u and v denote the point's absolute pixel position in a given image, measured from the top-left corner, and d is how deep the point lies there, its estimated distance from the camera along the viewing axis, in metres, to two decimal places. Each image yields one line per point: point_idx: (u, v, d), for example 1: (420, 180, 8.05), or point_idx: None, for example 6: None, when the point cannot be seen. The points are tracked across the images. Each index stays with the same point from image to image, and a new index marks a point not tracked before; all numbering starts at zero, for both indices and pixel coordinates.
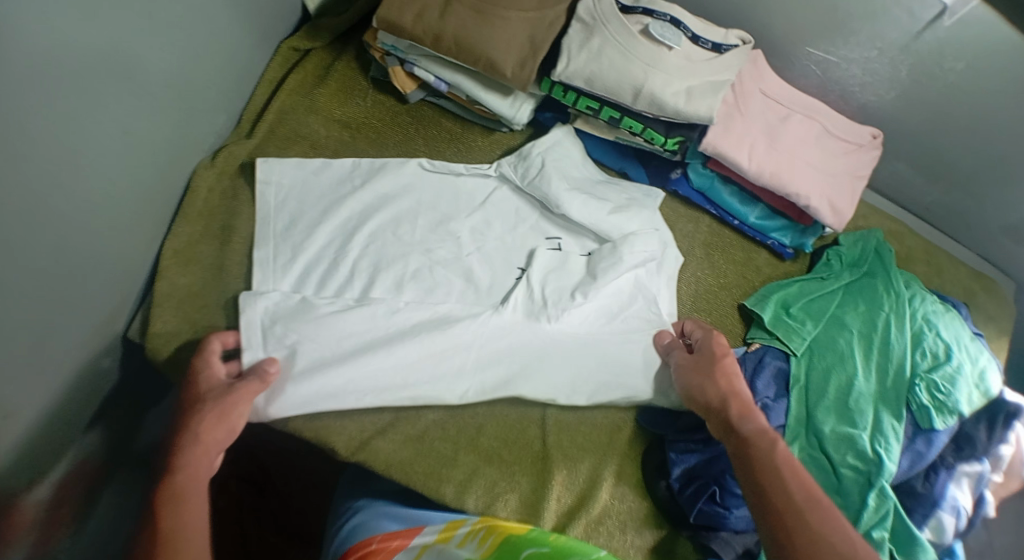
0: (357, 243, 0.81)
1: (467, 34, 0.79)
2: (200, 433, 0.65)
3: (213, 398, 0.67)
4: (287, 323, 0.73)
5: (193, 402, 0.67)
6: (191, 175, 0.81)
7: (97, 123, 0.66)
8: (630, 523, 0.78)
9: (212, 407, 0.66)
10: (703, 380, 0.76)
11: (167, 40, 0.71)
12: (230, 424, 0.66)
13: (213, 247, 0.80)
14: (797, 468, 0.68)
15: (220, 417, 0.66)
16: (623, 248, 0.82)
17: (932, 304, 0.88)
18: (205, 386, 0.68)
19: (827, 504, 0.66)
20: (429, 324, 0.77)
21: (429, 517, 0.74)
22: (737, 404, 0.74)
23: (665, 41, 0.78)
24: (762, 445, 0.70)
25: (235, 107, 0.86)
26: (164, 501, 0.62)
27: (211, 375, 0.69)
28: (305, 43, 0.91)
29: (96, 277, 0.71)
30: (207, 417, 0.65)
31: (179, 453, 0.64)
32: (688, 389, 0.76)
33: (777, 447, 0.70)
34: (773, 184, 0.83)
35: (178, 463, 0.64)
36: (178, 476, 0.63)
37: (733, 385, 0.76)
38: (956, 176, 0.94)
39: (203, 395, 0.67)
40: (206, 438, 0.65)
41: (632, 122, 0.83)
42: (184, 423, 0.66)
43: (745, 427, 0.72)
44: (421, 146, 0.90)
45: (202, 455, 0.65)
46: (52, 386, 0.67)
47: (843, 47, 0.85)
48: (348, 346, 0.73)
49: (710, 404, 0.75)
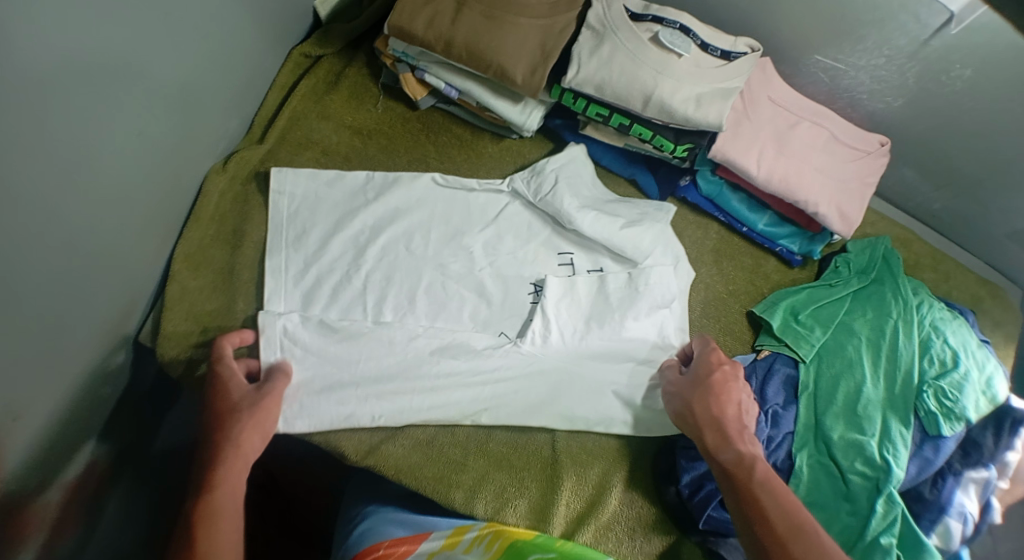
0: (370, 258, 0.81)
1: (478, 40, 0.79)
2: (240, 440, 0.67)
3: (248, 407, 0.69)
4: (309, 347, 0.75)
5: (224, 410, 0.68)
6: (202, 180, 0.81)
7: (111, 127, 0.66)
8: (638, 528, 0.78)
9: (247, 416, 0.68)
10: (685, 408, 0.75)
11: (180, 44, 0.72)
12: (264, 430, 0.69)
13: (224, 251, 0.80)
14: (773, 504, 0.67)
15: (256, 425, 0.68)
16: (640, 284, 0.83)
17: (939, 311, 0.88)
18: (234, 393, 0.70)
19: (803, 542, 0.65)
20: (448, 350, 0.78)
21: (432, 524, 0.73)
22: (713, 433, 0.73)
23: (674, 48, 0.78)
24: (737, 481, 0.70)
25: (247, 112, 0.86)
26: (200, 521, 0.62)
27: (235, 380, 0.70)
28: (316, 49, 0.91)
29: (108, 280, 0.71)
30: (246, 426, 0.68)
31: (215, 467, 0.65)
32: (677, 411, 0.76)
33: (752, 480, 0.69)
34: (782, 191, 0.84)
35: (215, 477, 0.65)
36: (217, 492, 0.64)
37: (711, 410, 0.74)
38: (964, 183, 0.94)
39: (236, 404, 0.69)
40: (244, 449, 0.67)
41: (642, 128, 0.83)
42: (218, 433, 0.67)
43: (721, 459, 0.71)
44: (431, 154, 0.90)
45: (239, 468, 0.66)
46: (65, 388, 0.68)
47: (852, 54, 0.86)
48: (362, 371, 0.76)
49: (691, 428, 0.74)
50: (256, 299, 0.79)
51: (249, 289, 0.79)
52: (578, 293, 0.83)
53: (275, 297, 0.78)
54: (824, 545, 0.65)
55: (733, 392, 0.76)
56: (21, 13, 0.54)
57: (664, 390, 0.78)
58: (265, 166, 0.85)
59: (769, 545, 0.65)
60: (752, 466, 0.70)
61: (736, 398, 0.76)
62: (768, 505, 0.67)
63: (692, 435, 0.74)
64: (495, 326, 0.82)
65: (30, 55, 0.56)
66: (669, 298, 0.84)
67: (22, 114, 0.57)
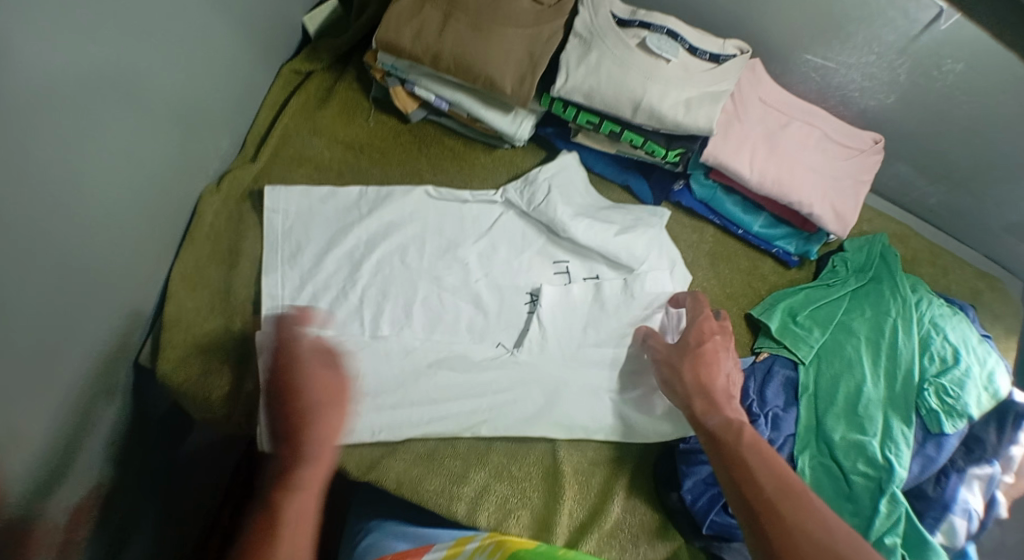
0: (365, 272, 0.82)
1: (466, 52, 0.79)
2: (316, 442, 0.65)
3: (332, 397, 0.67)
4: None
5: (304, 402, 0.67)
6: (196, 201, 0.81)
7: (103, 151, 0.67)
8: (642, 535, 0.78)
9: (334, 408, 0.67)
10: (674, 372, 0.75)
11: (169, 65, 0.72)
12: (341, 423, 0.68)
13: (220, 271, 0.80)
14: (761, 461, 0.64)
15: (332, 421, 0.67)
16: (635, 293, 0.83)
17: (938, 307, 0.88)
18: (319, 380, 0.68)
19: (793, 498, 0.61)
20: (446, 362, 0.79)
21: (438, 534, 0.75)
22: (702, 399, 0.72)
23: (662, 52, 0.79)
24: (724, 443, 0.67)
25: (237, 131, 0.86)
26: (274, 531, 0.62)
27: (318, 364, 0.69)
28: (306, 65, 0.92)
29: (105, 303, 0.71)
30: (329, 420, 0.66)
31: (293, 474, 0.64)
32: (663, 379, 0.76)
33: (739, 442, 0.67)
34: (775, 192, 0.83)
35: (295, 481, 0.64)
36: (299, 494, 0.64)
37: (699, 377, 0.73)
38: (961, 177, 0.94)
39: (323, 394, 0.67)
40: (327, 450, 0.66)
41: (633, 135, 0.83)
42: (307, 427, 0.66)
43: (707, 424, 0.70)
44: (422, 165, 0.90)
45: (318, 468, 0.65)
46: (69, 412, 0.67)
47: (842, 52, 0.85)
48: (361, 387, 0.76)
49: (678, 396, 0.74)
50: (252, 317, 0.79)
51: (246, 308, 0.79)
52: (572, 301, 0.83)
53: (272, 314, 0.78)
54: (817, 506, 0.60)
55: (722, 362, 0.75)
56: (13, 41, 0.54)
57: (652, 357, 0.78)
58: (258, 184, 0.85)
59: (758, 502, 0.61)
60: (740, 429, 0.68)
61: (725, 367, 0.75)
62: (756, 467, 0.64)
63: (680, 399, 0.73)
64: (490, 336, 0.82)
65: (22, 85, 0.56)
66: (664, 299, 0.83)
67: (16, 143, 0.57)
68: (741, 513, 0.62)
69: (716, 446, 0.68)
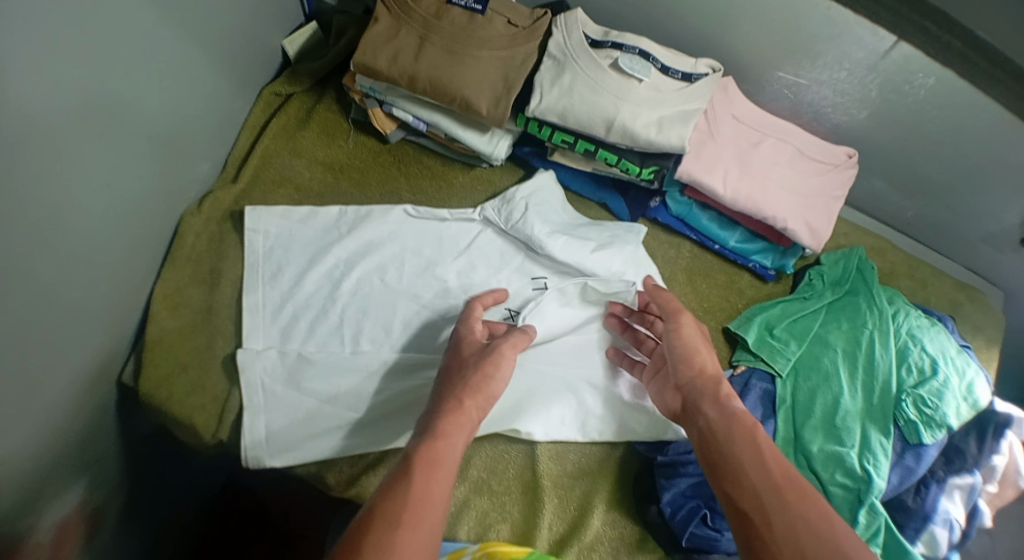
0: (344, 293, 0.83)
1: (442, 75, 0.81)
2: (471, 403, 0.66)
3: (478, 356, 0.71)
4: (288, 382, 0.77)
5: (458, 365, 0.71)
6: (178, 222, 0.82)
7: (81, 179, 0.67)
8: (622, 548, 0.78)
9: (482, 362, 0.70)
10: (694, 351, 0.73)
11: (146, 95, 0.73)
12: (489, 393, 0.69)
13: (201, 291, 0.81)
14: (771, 452, 0.63)
15: (483, 384, 0.68)
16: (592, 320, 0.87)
17: (916, 319, 0.89)
18: (468, 349, 0.73)
19: (803, 493, 0.60)
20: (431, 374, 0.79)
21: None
22: (727, 386, 0.71)
23: (634, 73, 0.80)
24: (742, 425, 0.66)
25: (218, 154, 0.88)
26: (422, 463, 0.59)
27: (473, 338, 0.75)
28: (286, 88, 0.93)
29: (87, 328, 0.72)
30: (490, 375, 0.69)
31: (446, 419, 0.64)
32: (678, 352, 0.74)
33: (756, 429, 0.65)
34: (749, 207, 0.85)
35: (445, 427, 0.63)
36: (440, 439, 0.62)
37: (718, 366, 0.73)
38: (935, 189, 0.95)
39: (472, 351, 0.72)
40: (470, 407, 0.66)
41: (607, 154, 0.84)
42: (466, 381, 0.68)
43: (730, 405, 0.68)
44: (402, 185, 0.92)
45: (467, 428, 0.65)
46: (51, 435, 0.68)
47: (812, 70, 0.86)
48: (343, 404, 0.77)
49: (696, 374, 0.72)
50: (234, 336, 0.80)
51: (227, 328, 0.80)
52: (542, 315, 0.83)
53: (253, 333, 0.79)
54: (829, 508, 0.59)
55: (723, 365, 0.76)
56: None
57: (677, 328, 0.75)
58: (239, 206, 0.86)
59: (766, 490, 0.60)
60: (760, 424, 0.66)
61: None
62: (768, 455, 0.63)
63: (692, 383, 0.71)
64: None
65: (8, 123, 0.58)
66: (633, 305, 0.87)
67: None
68: (743, 501, 0.60)
69: (733, 425, 0.66)
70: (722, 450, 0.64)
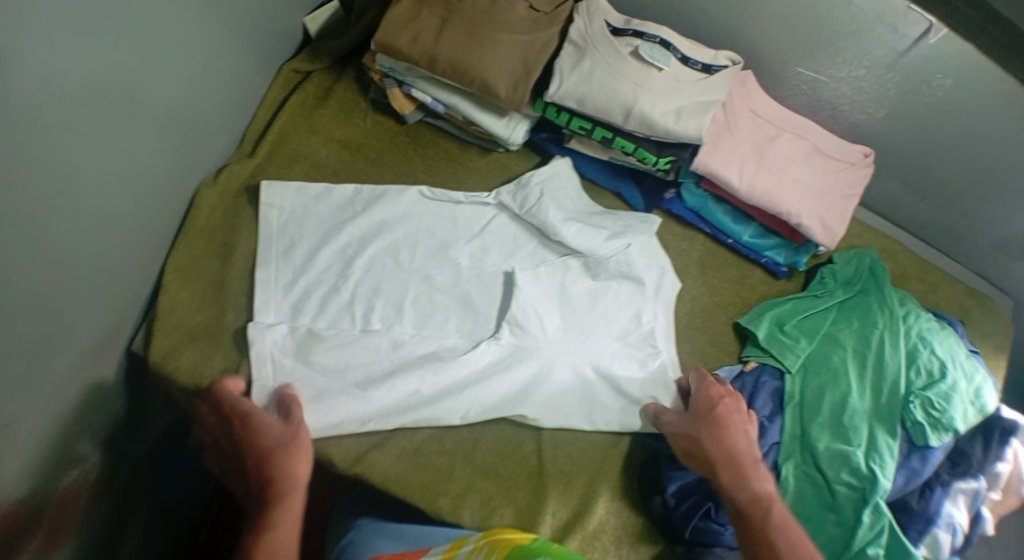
0: (357, 270, 0.83)
1: (462, 56, 0.81)
2: (297, 477, 0.68)
3: (283, 443, 0.69)
4: (297, 358, 0.75)
5: (266, 452, 0.69)
6: (194, 193, 0.83)
7: (106, 142, 0.67)
8: (624, 538, 0.78)
9: (288, 450, 0.69)
10: (693, 449, 0.75)
11: (172, 65, 0.74)
12: (305, 467, 0.69)
13: (214, 263, 0.81)
14: (785, 546, 0.68)
15: (297, 465, 0.69)
16: (599, 302, 0.86)
17: (927, 321, 0.89)
18: (268, 433, 0.69)
19: None
20: (435, 355, 0.80)
21: (431, 539, 0.73)
22: (728, 472, 0.73)
23: (654, 62, 0.79)
24: (752, 521, 0.70)
25: (236, 129, 0.88)
26: None
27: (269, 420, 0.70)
28: (306, 65, 0.94)
29: (101, 294, 0.72)
30: (296, 453, 0.69)
31: (275, 510, 0.67)
32: (681, 451, 0.76)
33: (766, 523, 0.69)
34: (763, 202, 0.85)
35: (274, 518, 0.66)
36: (276, 531, 0.66)
37: (724, 447, 0.74)
38: (949, 193, 0.95)
39: (273, 441, 0.69)
40: (295, 484, 0.68)
41: (624, 141, 0.84)
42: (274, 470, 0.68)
43: (736, 499, 0.71)
44: (419, 167, 0.92)
45: (297, 502, 0.68)
46: (60, 398, 0.68)
47: (832, 67, 0.86)
48: (352, 379, 0.76)
49: (702, 469, 0.74)
50: (245, 309, 0.79)
51: (239, 300, 0.80)
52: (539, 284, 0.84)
53: (264, 307, 0.78)
54: None
55: (739, 423, 0.77)
56: (28, 36, 0.56)
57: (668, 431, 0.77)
58: (255, 179, 0.86)
59: None
60: (768, 511, 0.70)
61: (743, 430, 0.76)
62: (783, 550, 0.67)
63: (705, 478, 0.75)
64: (475, 335, 0.83)
65: (41, 79, 0.58)
66: (646, 295, 0.87)
67: (28, 132, 0.58)
68: None
69: (745, 523, 0.70)
70: (744, 537, 0.69)
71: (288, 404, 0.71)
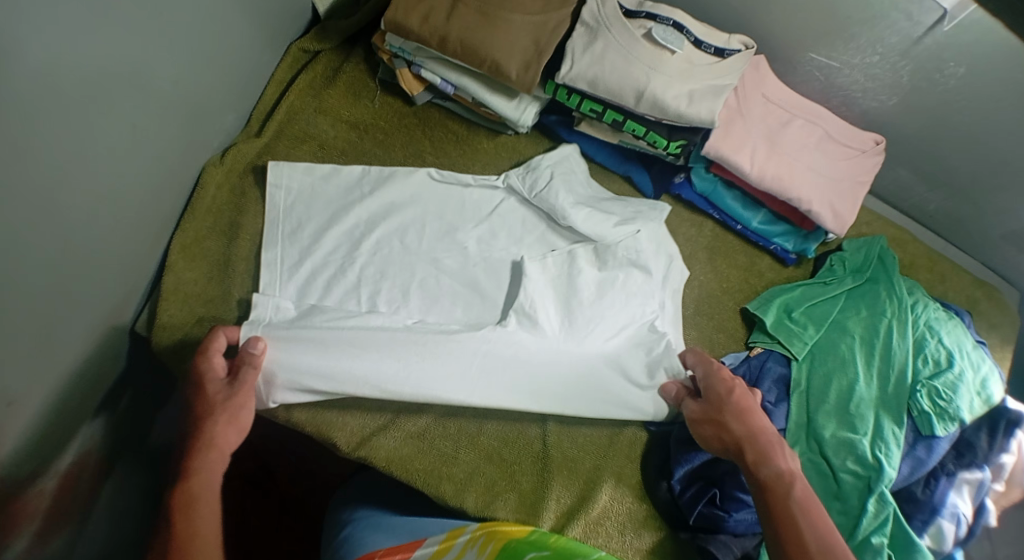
0: (363, 252, 0.82)
1: (473, 37, 0.80)
2: (213, 438, 0.66)
3: (222, 401, 0.68)
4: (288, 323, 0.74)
5: (204, 407, 0.68)
6: (199, 172, 0.81)
7: (112, 119, 0.67)
8: (629, 524, 0.77)
9: (224, 406, 0.68)
10: (716, 431, 0.74)
11: (180, 42, 0.73)
12: (239, 425, 0.68)
13: (220, 243, 0.81)
14: (809, 522, 0.66)
15: (230, 420, 0.68)
16: (606, 292, 0.83)
17: (934, 311, 0.88)
18: (209, 391, 0.68)
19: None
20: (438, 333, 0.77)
21: (426, 531, 0.71)
22: (753, 449, 0.72)
23: (667, 43, 0.79)
24: (776, 497, 0.68)
25: (244, 107, 0.87)
26: (178, 506, 0.63)
27: (214, 376, 0.69)
28: (314, 44, 0.93)
29: (107, 272, 0.71)
30: (232, 408, 0.68)
31: (195, 457, 0.66)
32: (703, 434, 0.74)
33: (790, 499, 0.68)
34: (774, 187, 0.84)
35: (197, 467, 0.65)
36: (193, 479, 0.65)
37: (746, 426, 0.73)
38: (960, 182, 0.94)
39: (212, 399, 0.68)
40: (223, 438, 0.67)
41: (634, 125, 0.84)
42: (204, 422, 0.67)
43: (760, 475, 0.70)
44: (427, 149, 0.91)
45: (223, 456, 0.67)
46: (65, 377, 0.68)
47: (845, 52, 0.85)
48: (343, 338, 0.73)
49: (725, 449, 0.73)
50: (251, 287, 0.80)
51: (245, 280, 0.80)
52: (547, 272, 0.83)
53: (270, 287, 0.78)
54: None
55: (756, 403, 0.76)
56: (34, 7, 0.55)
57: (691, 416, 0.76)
58: (261, 159, 0.86)
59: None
60: (792, 485, 0.69)
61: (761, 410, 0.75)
62: (805, 526, 0.66)
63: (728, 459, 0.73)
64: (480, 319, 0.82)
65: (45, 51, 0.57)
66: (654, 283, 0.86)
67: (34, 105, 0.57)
68: None
69: (770, 499, 0.69)
70: (772, 527, 0.67)
71: (242, 364, 0.69)
